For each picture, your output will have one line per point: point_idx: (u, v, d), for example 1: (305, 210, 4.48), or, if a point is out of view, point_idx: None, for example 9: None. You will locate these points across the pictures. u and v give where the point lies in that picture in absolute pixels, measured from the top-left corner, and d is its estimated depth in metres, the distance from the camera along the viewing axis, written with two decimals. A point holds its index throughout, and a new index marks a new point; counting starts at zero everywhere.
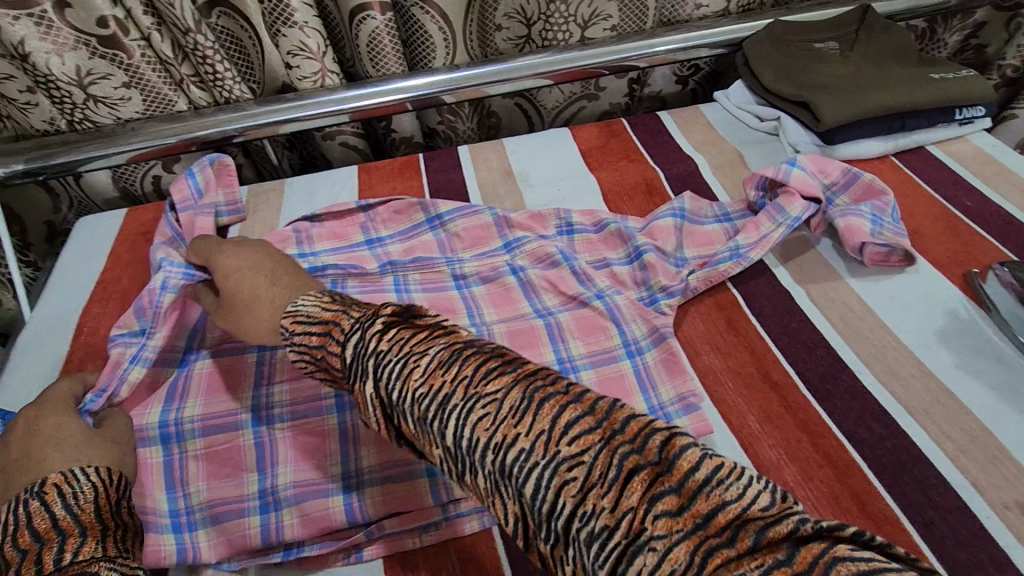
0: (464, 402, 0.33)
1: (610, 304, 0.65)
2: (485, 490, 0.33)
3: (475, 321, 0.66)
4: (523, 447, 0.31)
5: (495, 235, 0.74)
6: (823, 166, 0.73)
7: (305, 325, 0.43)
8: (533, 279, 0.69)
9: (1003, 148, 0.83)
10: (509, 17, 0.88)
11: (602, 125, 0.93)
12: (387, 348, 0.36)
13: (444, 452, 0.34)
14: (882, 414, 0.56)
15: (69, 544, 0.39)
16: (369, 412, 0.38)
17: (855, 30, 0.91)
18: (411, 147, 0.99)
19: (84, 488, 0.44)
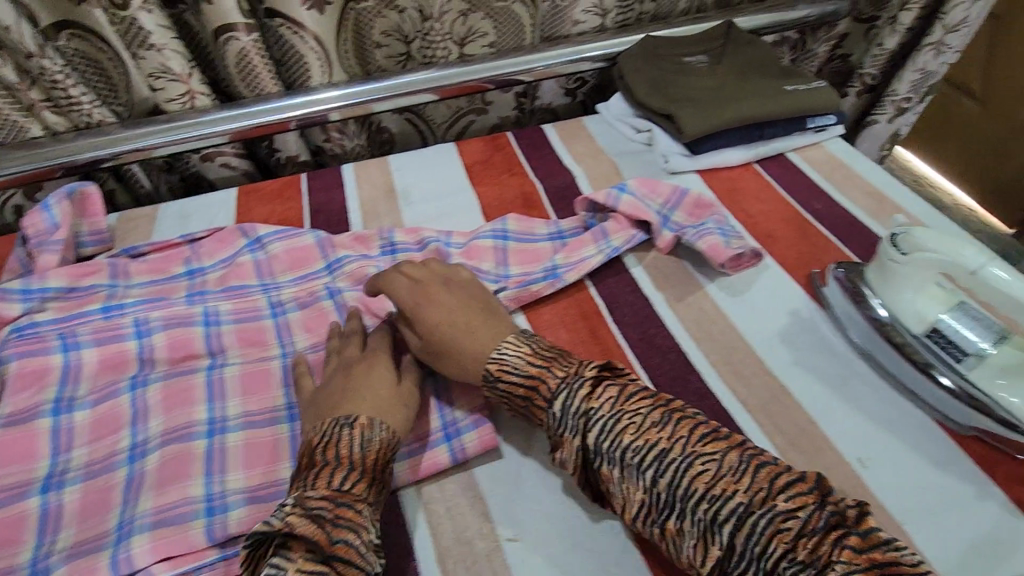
0: (684, 457, 0.43)
1: None
2: (684, 531, 0.42)
3: (284, 351, 0.65)
4: (744, 500, 0.40)
5: (317, 257, 0.74)
6: (653, 187, 0.76)
7: (512, 373, 0.51)
8: (348, 301, 0.70)
9: (853, 154, 0.90)
10: (387, 35, 0.88)
11: (487, 140, 0.95)
12: (599, 405, 0.47)
13: (650, 496, 0.44)
14: (721, 413, 0.59)
15: (342, 477, 0.45)
16: (567, 453, 0.47)
17: (721, 44, 0.95)
18: (299, 167, 0.98)
19: (374, 439, 0.48)
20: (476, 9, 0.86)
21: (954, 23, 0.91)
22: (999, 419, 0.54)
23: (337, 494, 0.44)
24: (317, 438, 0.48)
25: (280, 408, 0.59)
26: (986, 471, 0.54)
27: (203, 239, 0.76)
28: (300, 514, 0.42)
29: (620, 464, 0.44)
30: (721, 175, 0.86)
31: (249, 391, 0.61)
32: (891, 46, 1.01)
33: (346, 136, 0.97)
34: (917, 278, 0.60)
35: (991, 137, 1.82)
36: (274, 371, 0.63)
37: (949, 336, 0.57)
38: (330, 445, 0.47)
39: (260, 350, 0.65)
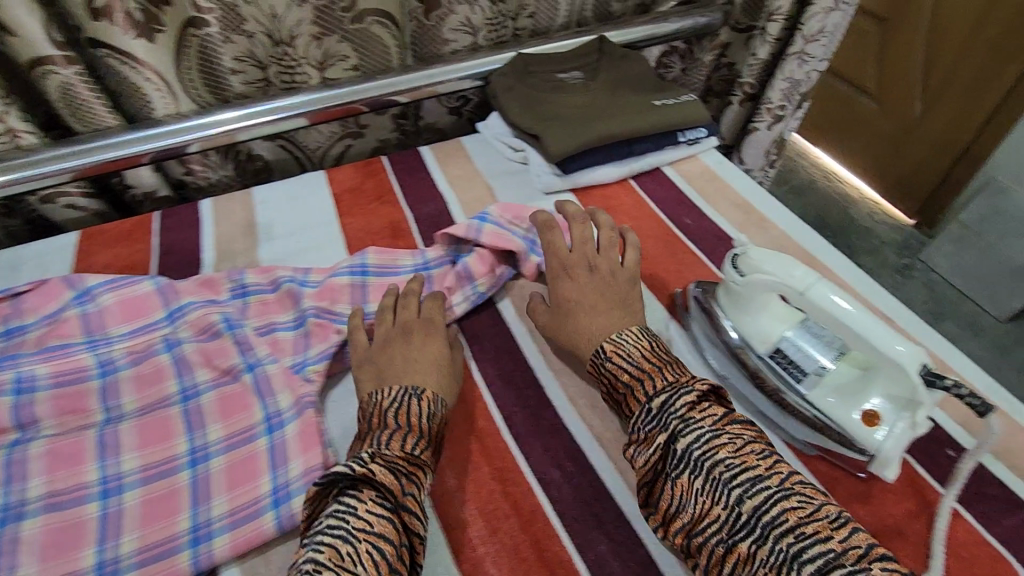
0: (782, 487, 0.45)
1: (258, 377, 0.63)
2: (757, 558, 0.43)
3: (108, 417, 0.60)
4: (833, 547, 0.41)
5: (155, 305, 0.68)
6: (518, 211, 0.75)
7: (626, 359, 0.56)
8: (186, 354, 0.65)
9: (726, 165, 0.90)
10: (240, 61, 0.82)
11: (360, 166, 0.91)
12: (699, 417, 0.51)
13: (728, 514, 0.45)
14: (574, 451, 0.58)
15: (413, 442, 0.52)
16: (646, 449, 0.51)
17: (595, 60, 0.94)
18: (158, 203, 0.93)
19: (435, 413, 0.56)
20: (331, 31, 0.82)
21: (813, 32, 0.94)
22: (839, 438, 0.55)
23: (409, 455, 0.51)
24: (386, 403, 0.55)
25: (93, 483, 0.55)
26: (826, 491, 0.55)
27: (26, 293, 0.68)
28: (379, 465, 0.49)
29: (710, 478, 0.47)
30: (595, 194, 0.85)
31: (57, 467, 0.56)
32: (764, 56, 1.03)
33: (211, 169, 0.92)
34: (761, 299, 0.59)
35: (885, 132, 1.90)
36: (89, 443, 0.58)
37: (791, 356, 0.58)
38: (400, 411, 0.54)
39: (80, 418, 0.60)
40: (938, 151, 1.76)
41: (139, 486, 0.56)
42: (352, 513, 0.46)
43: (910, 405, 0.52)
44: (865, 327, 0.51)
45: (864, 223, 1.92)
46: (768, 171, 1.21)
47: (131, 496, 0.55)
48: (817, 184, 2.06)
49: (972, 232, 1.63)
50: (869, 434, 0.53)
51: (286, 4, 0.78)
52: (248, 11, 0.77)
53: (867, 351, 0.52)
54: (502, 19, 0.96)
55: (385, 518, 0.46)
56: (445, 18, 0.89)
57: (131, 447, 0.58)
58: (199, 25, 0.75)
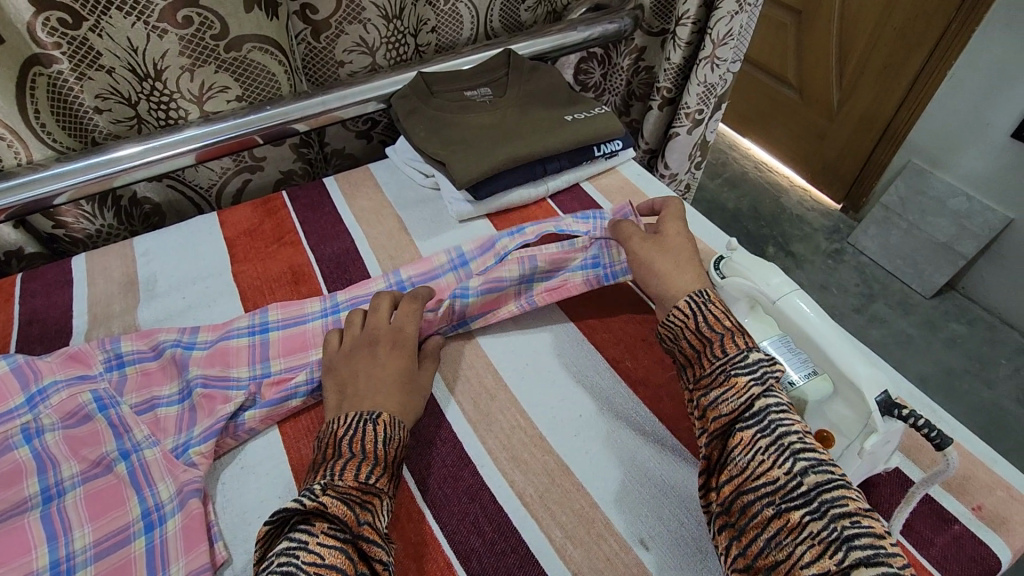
0: (847, 479, 0.42)
1: (135, 465, 0.54)
2: (807, 529, 0.39)
3: None
4: (888, 547, 0.38)
5: (16, 390, 0.54)
6: (484, 241, 0.74)
7: (730, 314, 0.54)
8: (50, 446, 0.52)
9: (645, 177, 0.88)
10: (103, 98, 0.74)
11: (257, 204, 0.83)
12: (782, 392, 0.48)
13: (788, 479, 0.42)
14: (495, 511, 0.53)
15: (368, 472, 0.49)
16: (732, 396, 0.48)
17: (504, 74, 0.90)
18: (28, 261, 0.83)
19: (393, 437, 0.53)
20: (204, 62, 0.75)
21: (721, 36, 0.93)
22: None
23: (363, 485, 0.48)
24: (342, 431, 0.52)
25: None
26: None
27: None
28: (332, 496, 0.45)
29: (778, 442, 0.44)
30: (511, 217, 0.82)
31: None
32: (677, 60, 1.02)
33: (86, 219, 0.82)
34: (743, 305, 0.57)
35: (808, 122, 1.94)
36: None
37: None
38: (355, 438, 0.51)
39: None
40: (858, 138, 1.80)
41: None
42: (304, 548, 0.42)
43: (864, 432, 0.48)
44: (832, 343, 0.49)
45: (796, 212, 1.95)
46: (694, 173, 1.21)
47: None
48: (748, 175, 2.09)
49: (894, 214, 1.69)
50: None
51: (145, 35, 0.69)
52: (101, 44, 0.68)
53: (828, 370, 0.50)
54: (400, 36, 0.90)
55: (339, 548, 0.43)
56: (336, 39, 0.84)
57: None
58: (47, 62, 0.68)
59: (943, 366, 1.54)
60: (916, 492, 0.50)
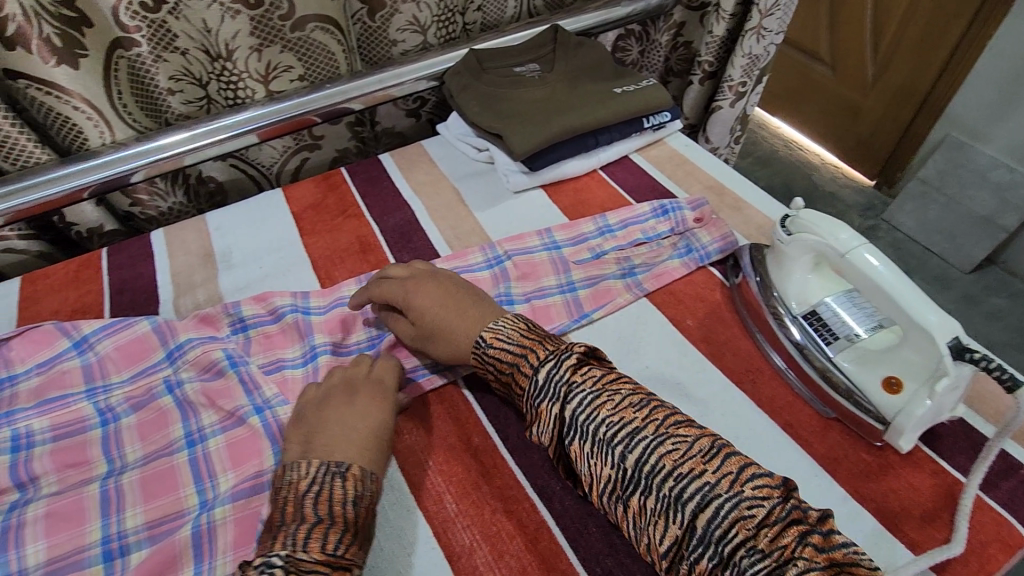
0: (656, 435, 0.46)
1: (268, 421, 0.57)
2: (648, 509, 0.44)
3: (111, 468, 0.56)
4: (709, 481, 0.43)
5: (154, 347, 0.64)
6: (575, 231, 0.76)
7: (505, 342, 0.55)
8: (189, 396, 0.60)
9: (694, 147, 0.90)
10: (176, 80, 0.77)
11: (319, 179, 0.87)
12: (582, 381, 0.49)
13: (617, 472, 0.46)
14: None
15: (336, 541, 0.44)
16: (545, 425, 0.50)
17: (550, 50, 0.92)
18: (108, 238, 0.87)
19: (364, 494, 0.48)
20: (271, 42, 0.78)
21: (766, 7, 0.93)
22: (859, 404, 0.55)
23: (332, 558, 0.43)
24: (303, 485, 0.47)
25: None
26: (808, 454, 0.55)
27: (13, 340, 0.64)
28: None
29: (595, 440, 0.47)
30: (564, 188, 0.84)
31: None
32: (720, 33, 1.02)
33: (160, 197, 0.87)
34: (807, 261, 0.60)
35: (842, 97, 1.92)
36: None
37: (825, 318, 0.59)
38: (322, 499, 0.46)
39: (82, 472, 0.56)
40: (894, 111, 1.78)
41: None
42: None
43: (933, 377, 0.50)
44: (893, 286, 0.51)
45: (829, 189, 1.94)
46: (733, 148, 1.21)
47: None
48: (778, 154, 2.08)
49: (931, 188, 1.67)
50: (887, 400, 0.54)
51: (219, 16, 0.73)
52: (178, 27, 0.72)
53: (898, 317, 0.52)
54: (449, 14, 0.92)
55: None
56: (390, 18, 0.87)
57: (136, 502, 0.53)
58: (128, 45, 0.71)
59: (983, 338, 1.54)
60: (990, 446, 0.52)
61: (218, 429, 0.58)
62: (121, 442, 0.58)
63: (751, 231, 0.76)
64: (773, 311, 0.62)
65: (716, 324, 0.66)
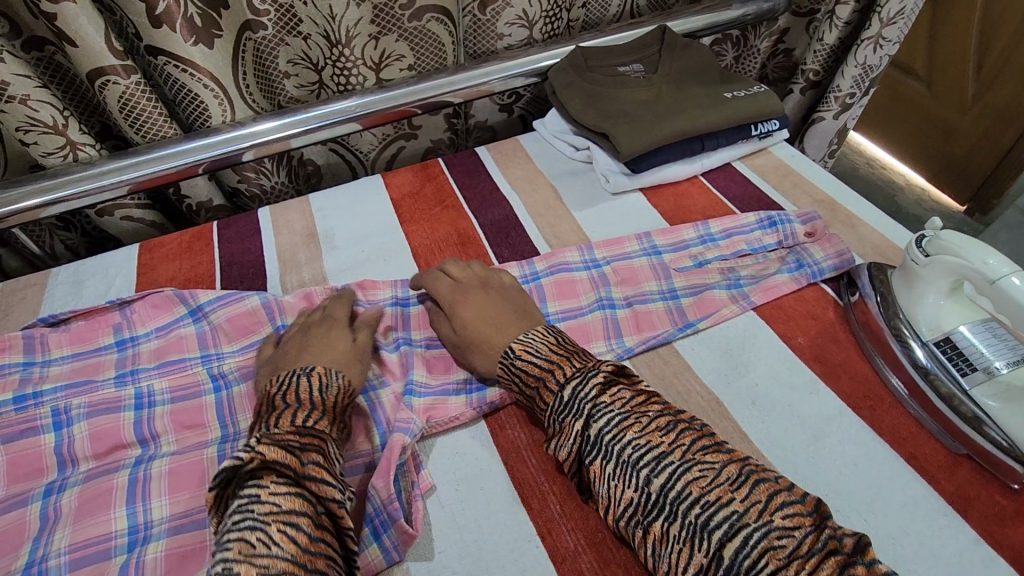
0: (683, 460, 0.43)
1: (372, 402, 0.59)
2: (670, 536, 0.41)
3: (226, 435, 0.57)
4: (737, 509, 0.40)
5: (262, 321, 0.66)
6: (676, 238, 0.74)
7: (533, 355, 0.53)
8: None
9: (801, 159, 0.86)
10: (294, 63, 0.81)
11: (417, 169, 0.88)
12: (609, 400, 0.48)
13: (640, 495, 0.43)
14: None
15: (305, 417, 0.48)
16: (566, 441, 0.48)
17: (656, 51, 0.90)
18: (214, 212, 0.90)
19: (331, 385, 0.52)
20: (389, 30, 0.80)
21: (890, 15, 0.89)
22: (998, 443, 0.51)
23: (301, 428, 0.46)
24: (276, 387, 0.51)
25: (120, 533, 0.50)
26: (937, 491, 0.52)
27: (134, 304, 0.68)
28: (270, 444, 0.44)
29: (619, 461, 0.45)
30: (663, 192, 0.82)
31: (84, 514, 0.51)
32: (831, 41, 0.98)
33: (266, 176, 0.88)
34: (945, 284, 0.57)
35: (935, 115, 1.82)
36: (119, 488, 0.52)
37: (961, 348, 0.56)
38: (289, 391, 0.50)
39: (198, 435, 0.58)
40: (995, 133, 1.66)
41: (165, 536, 0.50)
42: (257, 500, 0.40)
43: None
44: None
45: (914, 211, 1.84)
46: (830, 163, 1.16)
47: (156, 547, 0.49)
48: (859, 171, 1.99)
49: None
50: None
51: (345, 4, 0.74)
52: (304, 12, 0.75)
53: None
54: (557, 11, 0.92)
55: (293, 495, 0.42)
56: (501, 12, 0.86)
57: None
58: (256, 28, 0.75)
59: None
60: None
61: None
62: (236, 409, 0.59)
63: (866, 250, 0.72)
64: (897, 332, 0.59)
65: (830, 344, 0.63)
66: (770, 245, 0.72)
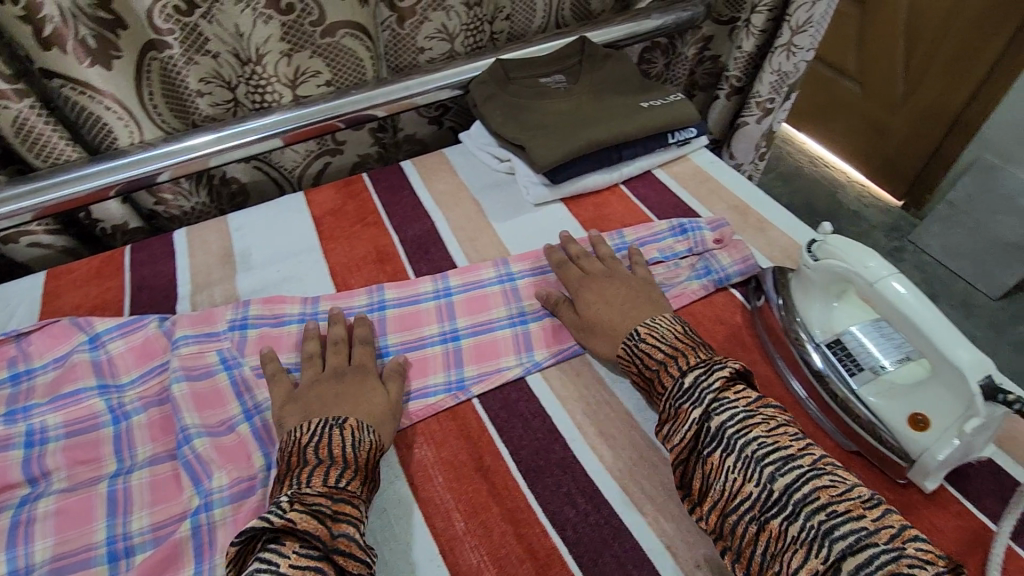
0: (813, 466, 0.45)
1: (258, 426, 0.58)
2: (789, 535, 0.42)
3: (120, 468, 0.56)
4: (866, 526, 0.41)
5: (164, 347, 0.65)
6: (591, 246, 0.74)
7: (660, 341, 0.56)
8: (176, 397, 0.59)
9: (718, 165, 0.89)
10: (206, 82, 0.78)
11: (340, 185, 0.87)
12: (733, 398, 0.49)
13: (760, 492, 0.45)
14: (587, 486, 0.54)
15: (339, 476, 0.48)
16: (681, 425, 0.50)
17: (577, 62, 0.92)
18: (131, 235, 0.88)
19: (362, 441, 0.52)
20: (301, 47, 0.79)
21: (799, 23, 0.92)
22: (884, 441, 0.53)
23: (333, 491, 0.47)
24: (306, 439, 0.51)
25: None
26: None
27: (33, 335, 0.65)
28: (301, 511, 0.44)
29: (741, 456, 0.46)
30: (585, 202, 0.83)
31: None
32: (748, 48, 1.01)
33: (184, 197, 0.87)
34: (833, 288, 0.59)
35: (868, 115, 1.89)
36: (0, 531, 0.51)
37: (851, 349, 0.58)
38: (322, 445, 0.50)
39: (92, 470, 0.56)
40: (923, 131, 1.74)
41: None
42: (277, 571, 0.41)
43: (964, 415, 0.48)
44: (928, 321, 0.49)
45: (853, 207, 1.90)
46: (760, 164, 1.19)
47: None
48: (801, 169, 2.04)
49: (959, 211, 1.62)
50: (915, 437, 0.51)
51: (252, 21, 0.74)
52: (211, 30, 0.73)
53: (924, 349, 0.49)
54: (477, 23, 0.92)
55: (314, 569, 0.42)
56: (420, 25, 0.87)
57: (142, 504, 0.53)
58: (160, 47, 0.72)
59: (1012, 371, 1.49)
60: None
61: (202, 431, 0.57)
62: (132, 442, 0.58)
63: (774, 253, 0.75)
64: (794, 336, 0.61)
65: (736, 348, 0.65)
66: (682, 249, 0.73)
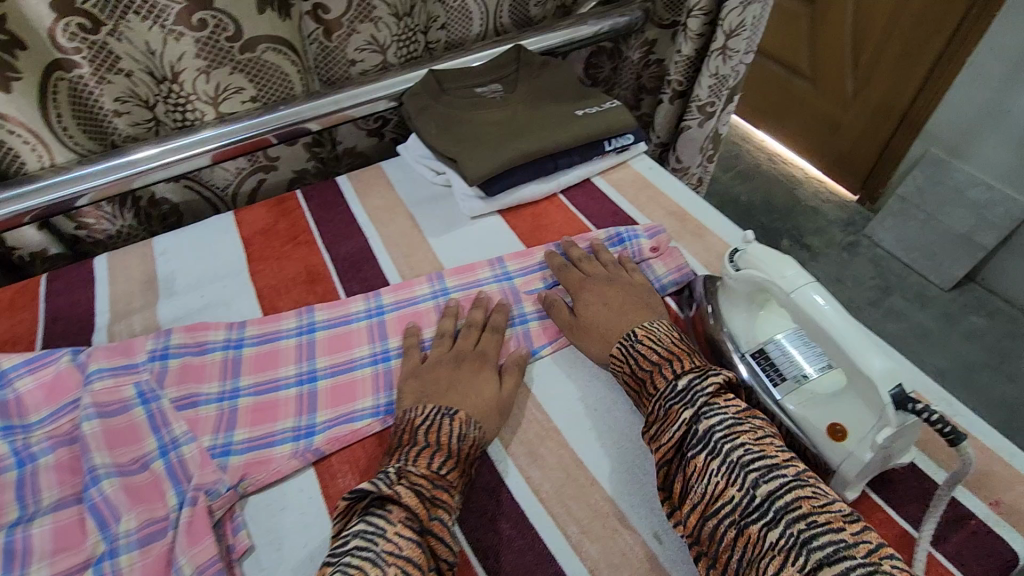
0: (797, 476, 0.44)
1: (172, 463, 0.56)
2: (767, 540, 0.41)
3: (21, 516, 0.52)
4: (846, 538, 0.40)
5: (77, 383, 0.60)
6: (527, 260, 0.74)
7: (657, 343, 0.57)
8: (85, 435, 0.54)
9: (658, 171, 0.88)
10: (122, 102, 0.75)
11: (272, 203, 0.85)
12: (724, 404, 0.50)
13: (742, 496, 0.44)
14: (513, 510, 0.53)
15: (440, 462, 0.51)
16: (670, 426, 0.50)
17: (513, 70, 0.91)
18: (53, 262, 0.84)
19: (469, 434, 0.54)
20: (220, 64, 0.76)
21: (732, 27, 0.92)
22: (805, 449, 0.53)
23: (435, 476, 0.49)
24: (419, 420, 0.54)
25: None
26: None
27: None
28: (406, 485, 0.47)
29: (726, 460, 0.46)
30: (523, 213, 0.82)
31: None
32: (687, 52, 1.01)
33: (109, 221, 0.84)
34: (755, 297, 0.59)
35: (821, 112, 1.92)
36: None
37: (773, 357, 0.57)
38: (432, 429, 0.53)
39: None
40: (874, 127, 1.77)
41: None
42: (382, 535, 0.44)
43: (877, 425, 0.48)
44: (841, 332, 0.48)
45: (811, 203, 1.92)
46: (710, 165, 1.20)
47: None
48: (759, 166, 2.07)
49: (910, 205, 1.66)
50: (833, 447, 0.51)
51: (162, 38, 0.71)
52: (121, 48, 0.70)
53: (839, 358, 0.49)
54: (409, 34, 0.90)
55: (415, 542, 0.45)
56: (348, 38, 0.85)
57: (43, 554, 0.50)
58: (68, 67, 0.69)
59: (964, 360, 1.52)
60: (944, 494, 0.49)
61: (110, 472, 0.53)
62: (36, 488, 0.54)
63: (709, 260, 0.75)
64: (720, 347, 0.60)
65: None
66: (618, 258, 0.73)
